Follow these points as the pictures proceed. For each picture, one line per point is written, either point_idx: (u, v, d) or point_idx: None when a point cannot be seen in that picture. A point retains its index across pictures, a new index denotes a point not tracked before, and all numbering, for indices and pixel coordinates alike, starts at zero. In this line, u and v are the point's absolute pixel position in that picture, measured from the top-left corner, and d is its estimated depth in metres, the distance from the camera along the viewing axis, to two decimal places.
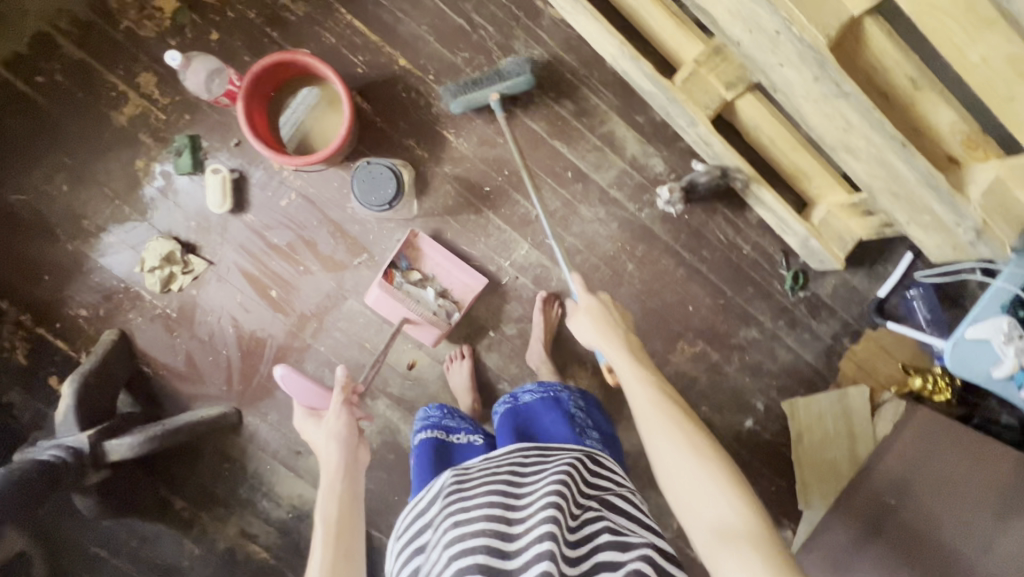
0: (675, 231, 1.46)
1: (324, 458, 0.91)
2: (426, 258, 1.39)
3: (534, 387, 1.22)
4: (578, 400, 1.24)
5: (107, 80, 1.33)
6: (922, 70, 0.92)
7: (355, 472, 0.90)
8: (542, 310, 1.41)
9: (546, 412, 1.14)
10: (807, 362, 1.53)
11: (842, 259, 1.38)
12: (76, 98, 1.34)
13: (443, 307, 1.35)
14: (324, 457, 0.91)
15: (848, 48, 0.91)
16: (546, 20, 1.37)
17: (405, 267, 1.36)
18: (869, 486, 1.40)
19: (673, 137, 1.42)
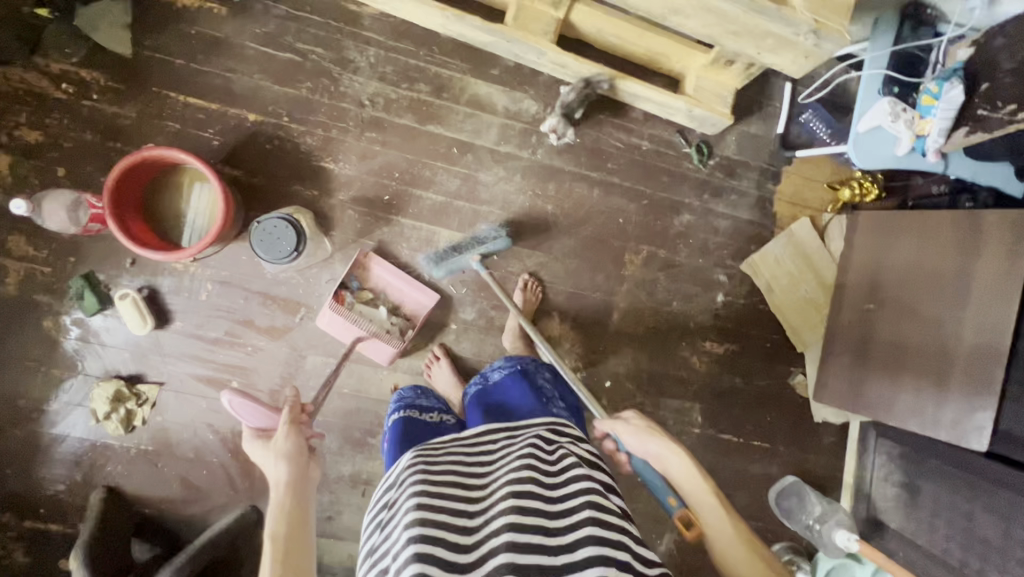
0: (574, 158, 1.49)
1: (274, 476, 0.97)
2: (377, 279, 1.43)
3: (503, 363, 1.25)
4: (545, 372, 1.27)
5: None
6: None
7: (305, 484, 0.97)
8: (524, 291, 1.46)
9: (513, 387, 1.18)
10: (746, 220, 1.58)
11: (729, 114, 1.42)
12: None
13: (396, 324, 1.39)
14: (273, 477, 0.97)
15: None
16: (367, 20, 1.37)
17: (355, 289, 1.39)
18: (846, 301, 1.56)
19: (533, 74, 1.44)
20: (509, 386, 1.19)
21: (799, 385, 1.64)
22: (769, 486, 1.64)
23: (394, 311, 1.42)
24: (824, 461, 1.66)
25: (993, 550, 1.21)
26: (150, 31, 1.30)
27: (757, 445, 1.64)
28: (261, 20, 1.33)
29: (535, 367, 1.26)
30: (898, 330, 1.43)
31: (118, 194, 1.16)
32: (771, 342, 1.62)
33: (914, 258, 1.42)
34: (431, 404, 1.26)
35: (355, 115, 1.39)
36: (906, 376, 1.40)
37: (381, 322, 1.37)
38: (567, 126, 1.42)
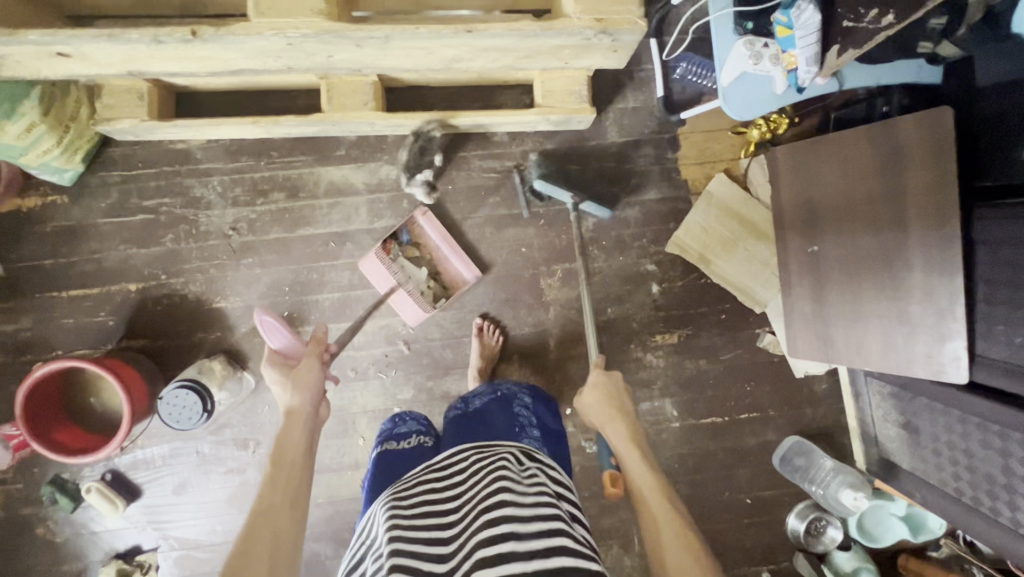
0: (454, 205, 1.41)
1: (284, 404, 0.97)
2: (427, 239, 1.40)
3: (483, 390, 1.03)
4: (527, 397, 1.02)
5: None
6: None
7: (315, 423, 0.95)
8: (478, 338, 1.42)
9: (482, 416, 0.95)
10: (655, 199, 1.46)
11: (589, 107, 1.28)
12: None
13: (432, 289, 1.38)
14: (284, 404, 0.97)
15: None
16: (199, 152, 1.35)
17: (405, 242, 1.37)
18: (790, 245, 1.39)
19: (379, 141, 1.38)
20: (486, 412, 0.96)
21: (770, 345, 1.53)
22: (771, 453, 1.56)
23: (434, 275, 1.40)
24: (822, 409, 1.56)
25: (1001, 486, 1.09)
26: (10, 244, 1.33)
27: (747, 417, 1.55)
28: (103, 194, 1.33)
29: (514, 391, 1.01)
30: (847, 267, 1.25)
31: (33, 399, 1.21)
32: (725, 312, 1.51)
33: (836, 181, 1.25)
34: (408, 430, 1.00)
35: (225, 247, 1.37)
36: (867, 316, 1.21)
37: (418, 282, 1.36)
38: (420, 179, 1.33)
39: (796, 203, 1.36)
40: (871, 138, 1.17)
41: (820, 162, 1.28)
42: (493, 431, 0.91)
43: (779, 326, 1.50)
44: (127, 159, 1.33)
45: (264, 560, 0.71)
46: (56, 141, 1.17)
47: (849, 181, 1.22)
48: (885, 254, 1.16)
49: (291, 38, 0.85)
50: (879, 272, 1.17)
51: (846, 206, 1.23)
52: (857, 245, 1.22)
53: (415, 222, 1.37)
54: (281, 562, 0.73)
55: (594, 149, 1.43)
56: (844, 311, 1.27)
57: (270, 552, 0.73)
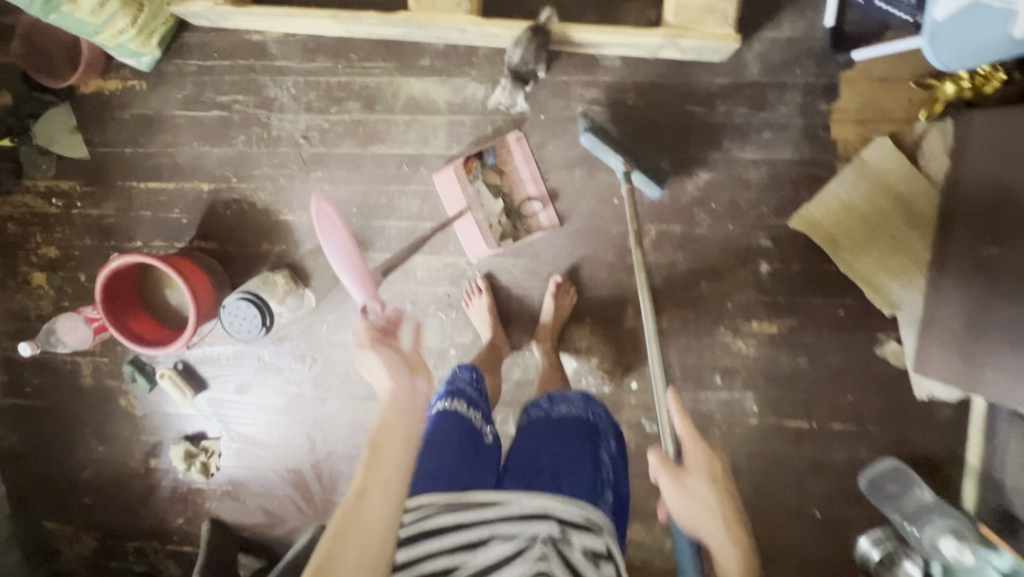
0: (544, 138, 1.22)
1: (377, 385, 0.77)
2: (513, 166, 1.23)
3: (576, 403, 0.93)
4: (611, 443, 0.93)
5: (61, 358, 1.54)
6: None
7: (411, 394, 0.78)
8: (553, 297, 1.27)
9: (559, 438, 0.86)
10: (790, 161, 1.18)
11: (733, 35, 1.01)
12: (57, 384, 1.56)
13: (504, 224, 1.23)
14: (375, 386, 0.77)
15: None
16: (275, 47, 1.23)
17: (489, 164, 1.21)
18: (960, 240, 1.09)
19: (469, 53, 1.19)
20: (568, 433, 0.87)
21: (891, 355, 1.27)
22: (859, 472, 1.36)
23: (510, 210, 1.23)
24: (936, 436, 1.32)
25: None
26: (94, 127, 1.31)
27: (840, 427, 1.35)
28: (180, 84, 1.26)
29: (604, 429, 0.92)
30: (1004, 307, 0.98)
31: (113, 281, 1.24)
32: (845, 308, 1.26)
33: None
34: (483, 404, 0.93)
35: (296, 157, 1.28)
36: None
37: (488, 214, 1.22)
38: (516, 91, 1.15)
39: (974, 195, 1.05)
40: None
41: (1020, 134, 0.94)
42: (569, 461, 0.82)
43: (914, 336, 1.24)
44: (202, 47, 1.24)
45: (377, 506, 0.67)
46: (130, 20, 1.08)
47: None
48: None
49: None
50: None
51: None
52: None
53: (507, 147, 1.21)
54: (391, 508, 0.68)
55: (725, 87, 1.15)
56: (1006, 335, 0.98)
57: (383, 503, 0.68)
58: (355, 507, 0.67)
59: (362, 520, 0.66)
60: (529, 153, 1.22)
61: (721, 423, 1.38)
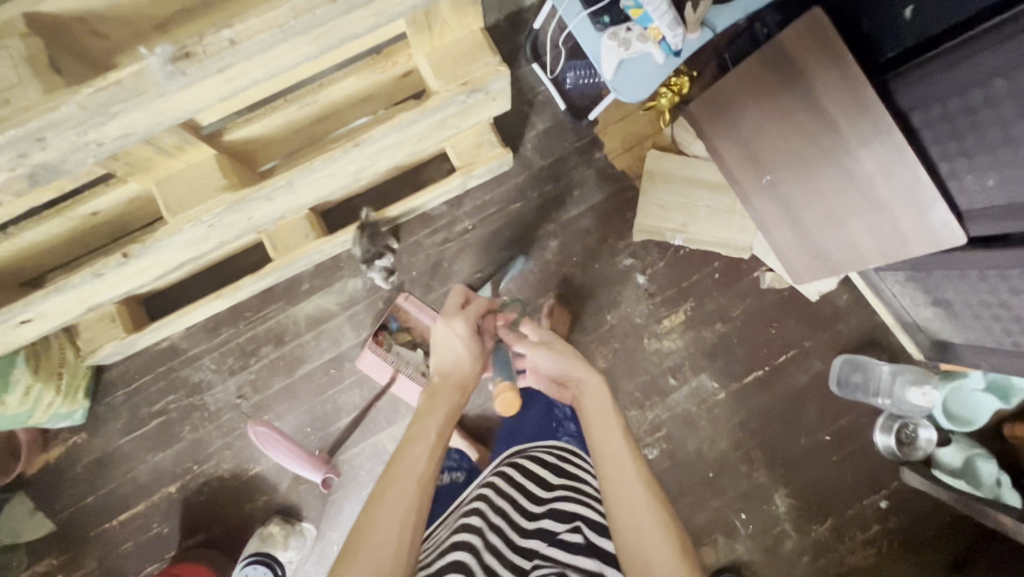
0: (424, 285, 1.44)
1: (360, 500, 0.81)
2: (415, 318, 1.42)
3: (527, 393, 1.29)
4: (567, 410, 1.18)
5: None
6: (305, 105, 0.94)
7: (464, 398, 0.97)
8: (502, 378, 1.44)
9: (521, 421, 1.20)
10: (604, 198, 1.47)
11: (505, 148, 1.32)
12: None
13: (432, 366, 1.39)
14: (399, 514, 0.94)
15: (239, 167, 0.94)
16: (182, 342, 1.40)
17: (394, 329, 1.40)
18: (739, 180, 1.41)
19: (335, 262, 1.42)
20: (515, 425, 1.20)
21: (774, 281, 1.50)
22: (826, 383, 1.51)
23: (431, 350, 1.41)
24: (854, 319, 1.52)
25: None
26: (53, 497, 1.38)
27: (786, 358, 1.51)
28: (115, 416, 1.38)
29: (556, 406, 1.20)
30: (821, 231, 1.32)
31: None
32: (718, 271, 1.50)
33: (762, 112, 1.28)
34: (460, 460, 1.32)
35: (239, 415, 1.41)
36: (844, 215, 1.26)
37: (417, 363, 1.38)
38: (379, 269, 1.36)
39: (744, 160, 1.37)
40: (862, 130, 1.14)
41: (746, 98, 1.29)
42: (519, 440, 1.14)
43: (771, 260, 1.48)
44: (122, 376, 1.39)
45: (414, 480, 0.81)
46: (55, 391, 1.23)
47: (777, 104, 1.25)
48: (835, 153, 1.20)
49: (206, 221, 0.91)
50: (876, 254, 1.24)
51: (817, 178, 1.26)
52: (816, 154, 1.23)
53: (401, 307, 1.40)
54: (423, 493, 0.81)
55: (527, 179, 1.45)
56: (819, 218, 1.31)
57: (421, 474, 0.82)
58: (412, 436, 0.87)
59: (385, 507, 0.78)
60: (420, 302, 1.42)
61: (700, 411, 1.49)
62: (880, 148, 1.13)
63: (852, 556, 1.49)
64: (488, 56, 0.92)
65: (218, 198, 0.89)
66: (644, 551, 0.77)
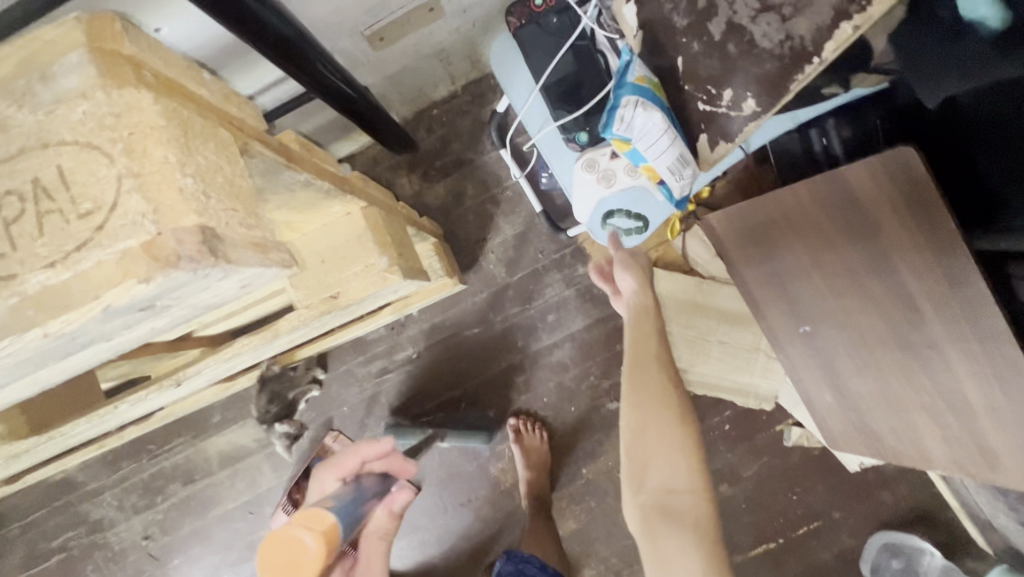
0: (358, 423, 1.18)
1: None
2: None
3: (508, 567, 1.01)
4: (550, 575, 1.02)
5: None
6: None
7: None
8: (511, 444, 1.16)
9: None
10: (587, 326, 1.14)
11: (450, 277, 1.01)
12: None
13: None
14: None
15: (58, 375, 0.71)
16: (79, 474, 1.20)
17: None
18: (766, 321, 1.06)
19: (251, 390, 1.17)
20: None
21: (802, 439, 1.16)
22: (856, 562, 1.20)
23: None
24: (904, 489, 1.18)
25: None
26: None
27: (808, 529, 1.20)
28: (11, 549, 1.23)
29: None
30: (875, 412, 0.98)
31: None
32: (728, 422, 1.18)
33: (812, 255, 0.91)
34: None
35: (148, 557, 1.23)
36: (906, 408, 0.92)
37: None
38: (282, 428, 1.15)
39: (779, 305, 1.01)
40: (953, 327, 0.80)
41: (787, 233, 0.92)
42: None
43: (805, 418, 1.13)
44: (16, 508, 1.21)
45: None
46: None
47: (834, 253, 0.88)
48: (909, 337, 0.86)
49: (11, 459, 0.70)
50: (950, 466, 0.90)
51: (880, 357, 0.91)
52: (882, 328, 0.88)
53: (329, 449, 1.18)
54: None
55: (488, 299, 1.14)
56: (871, 395, 0.97)
57: None
58: None
59: None
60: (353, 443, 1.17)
61: None
62: (986, 363, 0.79)
63: None
64: (372, 254, 0.61)
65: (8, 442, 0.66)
66: (652, 466, 0.72)
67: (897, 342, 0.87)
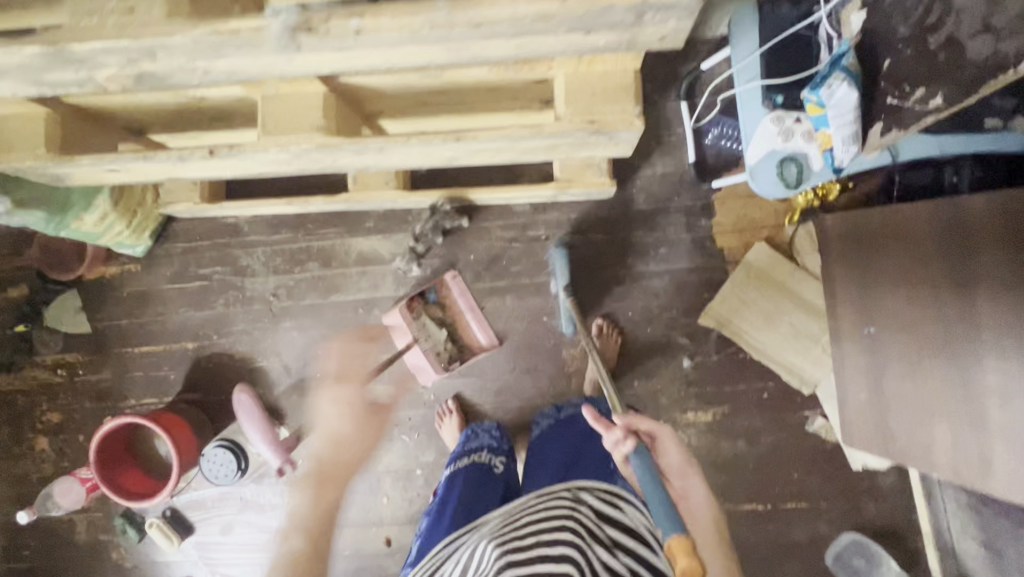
0: (476, 272, 1.41)
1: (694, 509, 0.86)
2: (454, 300, 1.41)
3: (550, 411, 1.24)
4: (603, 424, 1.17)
5: (46, 521, 1.57)
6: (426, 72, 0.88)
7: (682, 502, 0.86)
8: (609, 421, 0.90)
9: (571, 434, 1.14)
10: (689, 268, 1.36)
11: (609, 180, 1.23)
12: (35, 549, 1.57)
13: (449, 350, 1.40)
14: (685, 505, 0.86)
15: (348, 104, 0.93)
16: (245, 225, 1.46)
17: (431, 300, 1.40)
18: (844, 318, 1.25)
19: (405, 212, 1.42)
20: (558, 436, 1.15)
21: (822, 429, 1.36)
22: (823, 550, 1.38)
23: (454, 334, 1.41)
24: (888, 506, 1.36)
25: None
26: (96, 306, 1.52)
27: (794, 507, 1.39)
28: (168, 262, 1.49)
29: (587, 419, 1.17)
30: (904, 415, 1.15)
31: (103, 444, 1.35)
32: (768, 392, 1.37)
33: (901, 265, 1.10)
34: (479, 445, 1.20)
35: (267, 312, 1.47)
36: (933, 412, 1.08)
37: (436, 342, 1.38)
38: (412, 261, 1.40)
39: (852, 305, 1.23)
40: (998, 342, 0.92)
41: (889, 244, 1.12)
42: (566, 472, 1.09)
43: (833, 409, 1.35)
44: (185, 231, 1.47)
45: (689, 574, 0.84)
46: (125, 225, 1.32)
47: (920, 267, 1.06)
48: (957, 347, 1.00)
49: (292, 151, 0.91)
50: (950, 470, 1.06)
51: (926, 361, 1.07)
52: (935, 337, 1.05)
53: (445, 284, 1.40)
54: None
55: (620, 215, 1.35)
56: (908, 399, 1.14)
57: None
58: None
59: None
60: (465, 286, 1.39)
61: None
62: (1010, 372, 0.90)
63: None
64: (629, 104, 0.83)
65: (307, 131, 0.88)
66: None
67: (946, 350, 1.02)
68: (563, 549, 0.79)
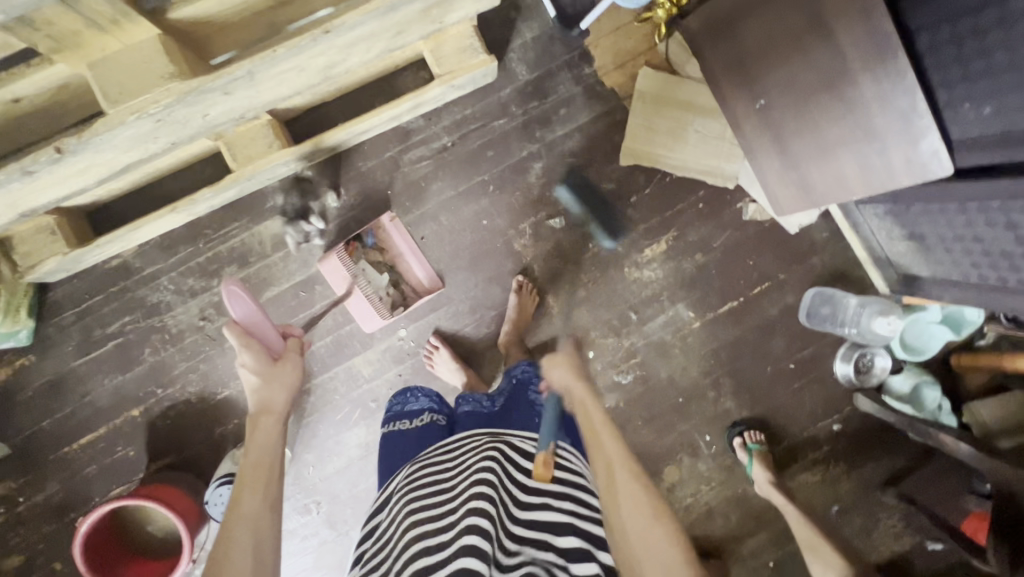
0: (401, 205, 1.37)
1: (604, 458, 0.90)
2: (393, 245, 1.37)
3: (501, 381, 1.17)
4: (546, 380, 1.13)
5: None
6: None
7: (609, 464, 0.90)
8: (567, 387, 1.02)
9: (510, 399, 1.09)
10: (591, 119, 1.41)
11: (488, 57, 1.20)
12: None
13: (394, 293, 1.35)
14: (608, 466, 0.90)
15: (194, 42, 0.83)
16: (136, 260, 1.30)
17: (369, 246, 1.33)
18: (734, 107, 1.32)
19: (304, 177, 1.34)
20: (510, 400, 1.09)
21: (756, 213, 1.49)
22: (796, 313, 1.55)
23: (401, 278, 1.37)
24: (828, 252, 1.54)
25: (999, 256, 1.04)
26: (3, 422, 1.31)
27: (761, 290, 1.53)
28: (66, 336, 1.30)
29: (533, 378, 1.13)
30: (810, 165, 1.21)
31: (93, 553, 1.19)
32: (702, 200, 1.48)
33: (763, 31, 1.16)
34: (419, 407, 1.14)
35: (205, 338, 1.34)
36: (834, 146, 1.13)
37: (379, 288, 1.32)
38: (300, 228, 1.32)
39: (739, 84, 1.27)
40: (866, 50, 0.99)
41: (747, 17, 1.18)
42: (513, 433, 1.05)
43: (757, 195, 1.45)
44: (71, 295, 1.29)
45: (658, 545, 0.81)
46: None
47: (778, 24, 1.13)
48: (832, 76, 1.06)
49: (151, 113, 0.80)
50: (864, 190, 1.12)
51: (811, 103, 1.13)
52: (810, 79, 1.11)
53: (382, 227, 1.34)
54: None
55: (511, 94, 1.37)
56: (809, 150, 1.20)
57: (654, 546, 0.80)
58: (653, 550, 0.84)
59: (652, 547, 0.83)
60: (406, 233, 1.36)
61: (677, 341, 1.51)
62: (884, 72, 0.98)
63: (805, 473, 1.58)
64: None
65: (157, 83, 0.77)
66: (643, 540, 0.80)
67: (823, 85, 1.08)
68: (478, 496, 0.74)
